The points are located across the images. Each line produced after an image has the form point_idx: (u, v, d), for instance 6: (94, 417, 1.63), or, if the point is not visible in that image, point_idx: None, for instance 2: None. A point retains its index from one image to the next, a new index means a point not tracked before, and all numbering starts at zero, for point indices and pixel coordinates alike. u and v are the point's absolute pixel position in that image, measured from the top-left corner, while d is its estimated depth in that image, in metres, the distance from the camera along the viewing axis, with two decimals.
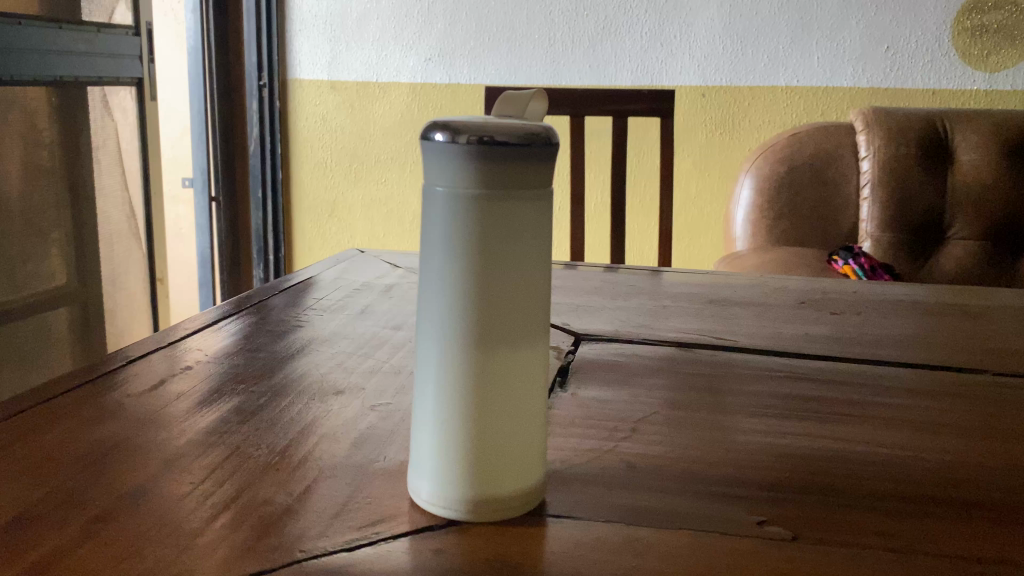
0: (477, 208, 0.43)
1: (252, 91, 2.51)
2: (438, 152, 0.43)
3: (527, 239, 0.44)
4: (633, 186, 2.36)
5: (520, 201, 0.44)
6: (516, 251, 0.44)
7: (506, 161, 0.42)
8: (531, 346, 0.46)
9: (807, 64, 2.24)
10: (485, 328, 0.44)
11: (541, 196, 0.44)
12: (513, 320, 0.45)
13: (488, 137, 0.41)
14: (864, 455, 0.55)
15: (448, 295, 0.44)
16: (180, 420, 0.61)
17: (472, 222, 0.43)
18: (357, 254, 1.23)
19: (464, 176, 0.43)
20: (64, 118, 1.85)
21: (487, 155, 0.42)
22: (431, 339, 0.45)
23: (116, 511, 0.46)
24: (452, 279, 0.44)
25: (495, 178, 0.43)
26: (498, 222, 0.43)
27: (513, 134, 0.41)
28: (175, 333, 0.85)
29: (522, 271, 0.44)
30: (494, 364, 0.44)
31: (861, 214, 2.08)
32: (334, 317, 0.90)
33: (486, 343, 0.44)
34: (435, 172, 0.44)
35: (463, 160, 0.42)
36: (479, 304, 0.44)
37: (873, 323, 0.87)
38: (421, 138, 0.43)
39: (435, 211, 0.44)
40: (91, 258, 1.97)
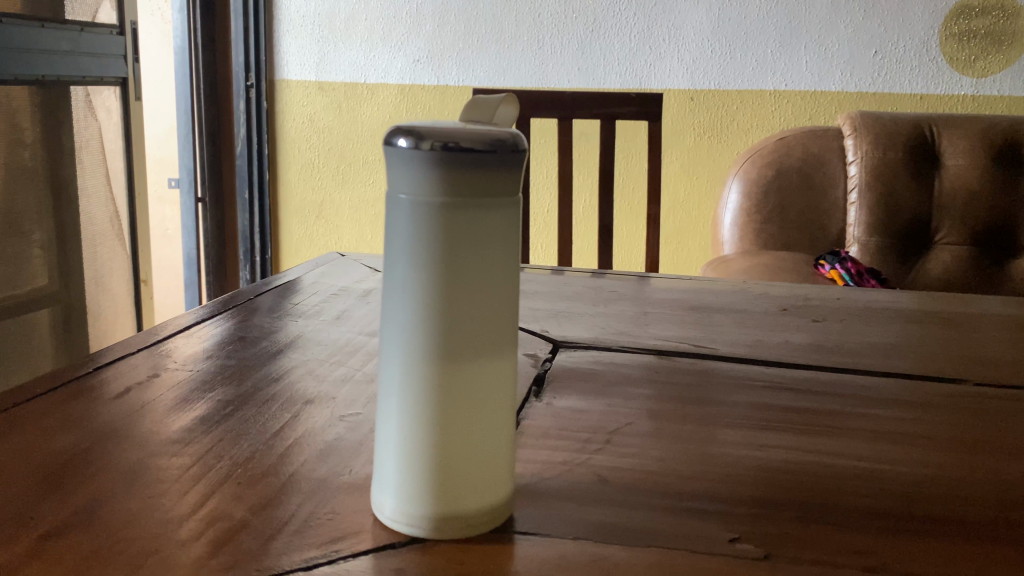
0: (440, 217, 0.42)
1: (239, 92, 2.49)
2: (401, 159, 0.41)
3: (493, 250, 0.43)
4: (621, 189, 2.35)
5: (486, 210, 0.42)
6: (481, 261, 0.43)
7: (472, 167, 0.41)
8: (498, 358, 0.44)
9: (796, 68, 2.23)
10: (450, 340, 0.43)
11: (507, 203, 0.43)
12: (479, 334, 0.43)
13: (453, 143, 0.40)
14: (841, 468, 0.54)
15: (411, 306, 0.43)
16: (145, 429, 0.60)
17: (435, 230, 0.42)
18: (339, 256, 1.22)
19: (428, 184, 0.42)
20: (46, 118, 1.83)
21: (452, 162, 0.40)
22: (394, 350, 0.44)
23: (67, 528, 0.45)
24: (415, 289, 0.43)
25: (459, 185, 0.41)
26: (462, 230, 0.42)
27: (479, 141, 0.40)
28: (151, 335, 0.84)
29: (488, 282, 0.43)
30: (458, 377, 0.43)
31: (848, 219, 2.07)
32: (312, 321, 0.89)
33: (451, 356, 0.43)
34: (398, 179, 0.43)
35: (427, 167, 0.41)
36: (442, 314, 0.43)
37: (856, 331, 0.86)
38: (385, 143, 0.42)
39: (398, 219, 0.43)
40: (74, 258, 1.95)
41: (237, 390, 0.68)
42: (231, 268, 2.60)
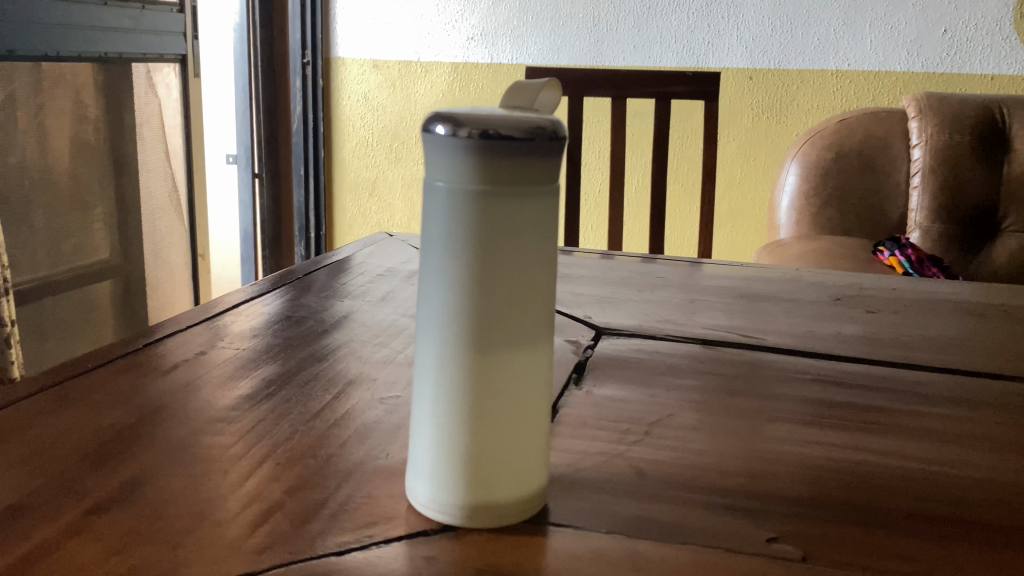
0: (477, 205, 0.41)
1: (296, 69, 2.51)
2: (438, 146, 0.41)
3: (531, 239, 0.43)
4: (675, 171, 2.31)
5: (524, 200, 0.42)
6: (517, 251, 0.42)
7: (510, 155, 0.40)
8: (534, 349, 0.44)
9: (859, 47, 2.17)
10: (485, 329, 0.43)
11: (545, 191, 0.42)
12: (515, 324, 0.43)
13: (491, 131, 0.39)
14: (886, 468, 0.53)
15: (446, 295, 0.43)
16: (191, 405, 0.61)
17: (471, 219, 0.42)
18: (386, 235, 1.22)
19: (465, 171, 0.41)
20: (108, 94, 1.87)
21: (490, 150, 0.40)
22: (429, 337, 0.44)
23: (109, 504, 0.46)
24: (451, 279, 0.43)
25: (496, 174, 0.41)
26: (498, 219, 0.42)
27: (517, 128, 0.40)
28: (206, 310, 0.86)
29: (524, 271, 0.43)
30: (492, 365, 0.43)
31: (911, 204, 2.01)
32: (359, 301, 0.90)
33: (486, 346, 0.43)
34: (435, 166, 0.42)
35: (464, 154, 0.41)
36: (478, 303, 0.42)
37: (911, 323, 0.84)
38: (422, 130, 0.42)
39: (435, 206, 0.43)
40: (135, 232, 1.99)
41: (284, 368, 0.69)
42: (286, 244, 2.64)
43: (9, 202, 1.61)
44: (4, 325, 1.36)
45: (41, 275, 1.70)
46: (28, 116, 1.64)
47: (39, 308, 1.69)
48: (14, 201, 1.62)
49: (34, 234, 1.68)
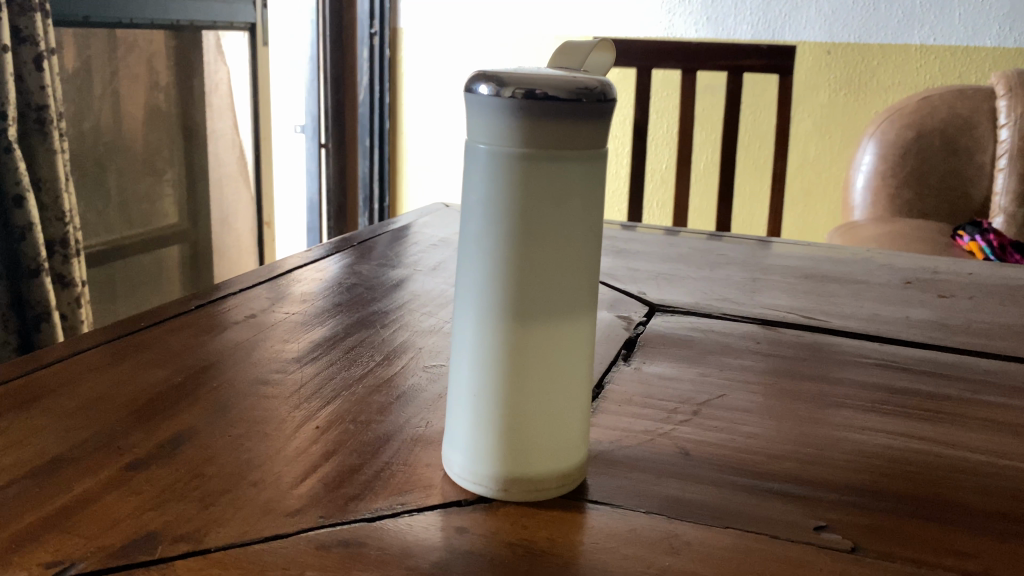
0: (520, 170, 0.40)
1: (363, 39, 2.50)
2: (480, 106, 0.39)
3: (573, 209, 0.41)
4: (745, 147, 2.25)
5: (568, 166, 0.40)
6: (557, 219, 0.40)
7: (555, 116, 0.38)
8: (574, 322, 0.42)
9: (947, 21, 2.07)
10: (525, 298, 0.41)
11: (590, 156, 0.40)
12: (555, 294, 0.41)
13: (537, 91, 0.37)
14: (949, 458, 0.49)
15: (485, 265, 0.42)
16: (241, 365, 0.61)
17: (512, 184, 0.40)
18: (443, 205, 1.21)
19: (507, 133, 0.39)
20: (178, 61, 1.90)
21: (535, 110, 0.38)
22: (466, 306, 0.43)
23: (150, 460, 0.46)
24: (492, 246, 0.41)
25: (538, 136, 0.39)
26: (539, 184, 0.40)
27: (563, 89, 0.38)
28: (268, 272, 0.86)
29: (566, 240, 0.41)
30: (528, 337, 0.41)
31: (995, 186, 1.96)
32: (413, 271, 0.89)
33: (525, 316, 0.41)
34: (477, 127, 0.41)
35: (508, 115, 0.39)
36: (517, 272, 0.41)
37: (987, 309, 0.79)
38: (466, 90, 0.40)
39: (476, 170, 0.41)
40: (202, 197, 2.04)
41: (335, 331, 0.69)
42: (350, 214, 2.63)
43: (84, 165, 1.66)
44: (74, 285, 1.41)
45: (111, 238, 1.76)
46: (103, 82, 1.68)
47: (110, 268, 1.74)
48: (88, 164, 1.67)
49: (106, 196, 1.73)
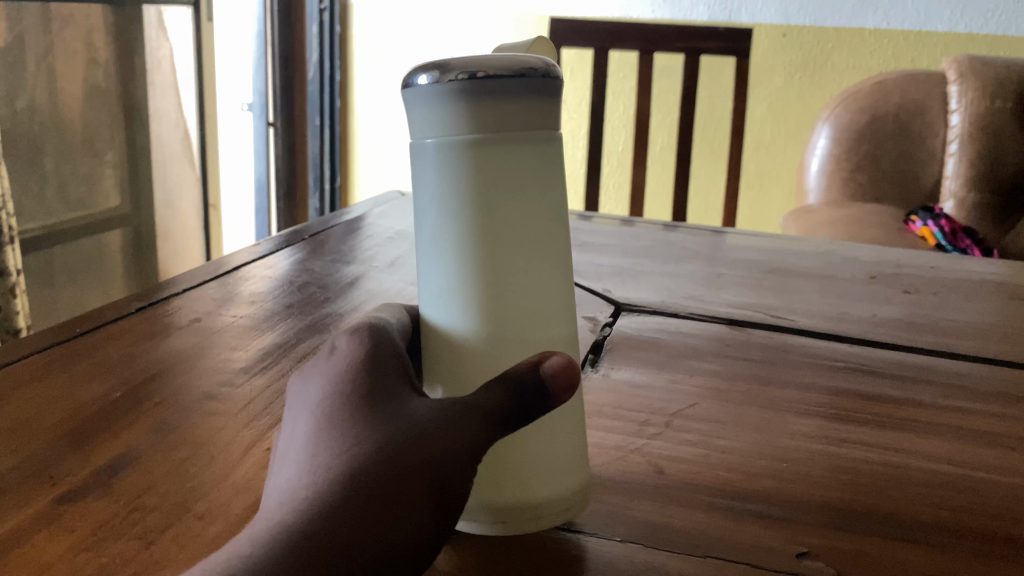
0: (473, 162, 0.37)
1: (313, 15, 2.43)
2: (420, 99, 0.36)
3: (539, 195, 0.38)
4: (701, 130, 2.24)
5: (524, 149, 0.37)
6: (524, 210, 0.38)
7: (503, 101, 0.35)
8: (552, 316, 0.39)
9: (900, 6, 2.09)
10: (498, 300, 0.38)
11: (544, 142, 0.37)
12: (530, 289, 0.38)
13: (480, 73, 0.34)
14: (925, 472, 0.48)
15: (453, 269, 0.38)
16: (186, 378, 0.57)
17: (469, 179, 0.37)
18: (398, 194, 1.17)
19: (451, 124, 0.36)
20: (118, 37, 1.81)
21: (480, 94, 0.35)
22: (435, 315, 0.40)
23: (86, 489, 0.43)
24: (453, 247, 0.38)
25: (487, 125, 0.36)
26: (496, 174, 0.37)
27: (508, 68, 0.34)
28: (214, 269, 0.82)
29: (534, 230, 0.38)
30: (514, 340, 0.39)
31: (946, 170, 1.99)
32: (366, 268, 0.85)
33: (499, 319, 0.38)
34: (418, 123, 0.37)
35: (452, 105, 0.35)
36: (485, 272, 0.38)
37: (951, 306, 0.79)
38: (405, 84, 0.37)
39: (425, 168, 0.38)
40: (146, 179, 1.96)
41: (285, 337, 0.65)
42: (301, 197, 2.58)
43: (18, 147, 1.57)
44: (9, 274, 1.34)
45: (50, 223, 1.68)
46: (37, 59, 1.59)
47: (48, 254, 1.67)
48: (23, 146, 1.58)
49: (44, 179, 1.65)
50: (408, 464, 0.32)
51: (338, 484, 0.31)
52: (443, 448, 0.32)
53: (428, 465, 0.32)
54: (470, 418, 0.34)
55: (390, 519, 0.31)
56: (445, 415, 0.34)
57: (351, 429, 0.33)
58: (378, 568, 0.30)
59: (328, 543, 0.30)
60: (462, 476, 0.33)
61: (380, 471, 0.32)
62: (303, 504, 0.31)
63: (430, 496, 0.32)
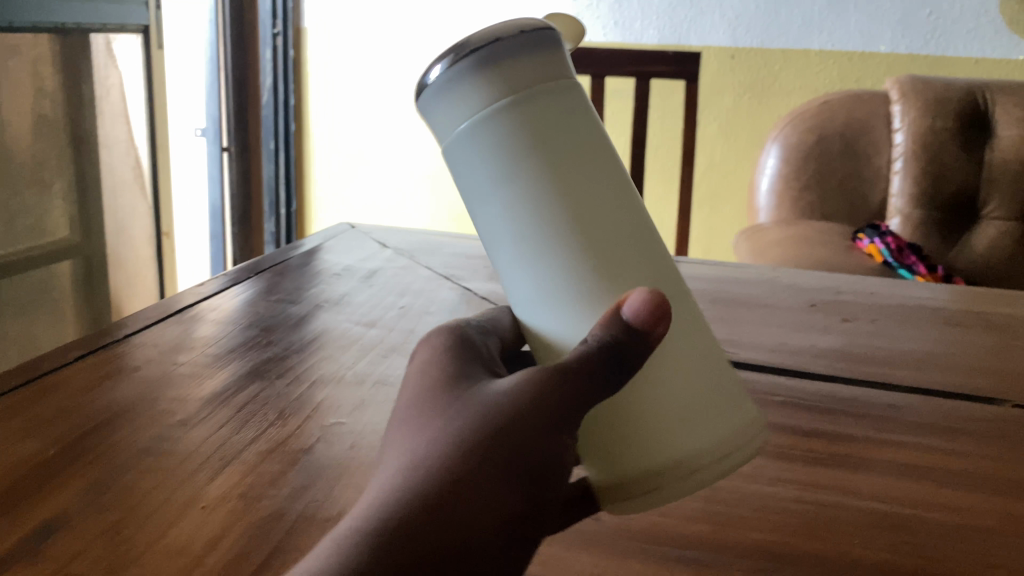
0: (522, 119, 0.40)
1: (267, 40, 2.41)
2: (445, 88, 0.41)
3: (591, 150, 0.42)
4: (654, 150, 2.27)
5: (560, 99, 0.41)
6: (580, 154, 0.41)
7: (521, 56, 0.40)
8: (642, 248, 0.42)
9: (844, 28, 2.14)
10: (590, 240, 0.41)
11: (571, 94, 0.42)
12: (613, 224, 0.41)
13: (492, 38, 0.40)
14: (857, 511, 0.49)
15: (540, 246, 0.42)
16: (123, 432, 0.56)
17: (521, 137, 0.41)
18: (349, 226, 1.16)
19: (483, 93, 0.40)
20: (64, 66, 1.78)
21: (499, 55, 0.40)
22: (536, 279, 0.42)
23: (12, 560, 0.42)
24: (529, 206, 0.41)
25: (517, 81, 0.40)
26: (545, 126, 0.41)
27: (511, 29, 0.40)
28: (161, 310, 0.81)
29: (595, 171, 0.42)
30: (612, 290, 0.41)
31: (892, 188, 2.02)
32: (319, 304, 0.84)
33: (595, 256, 0.41)
34: (449, 118, 0.42)
35: (477, 77, 0.40)
36: (569, 216, 0.41)
37: (889, 333, 0.81)
38: (425, 88, 0.42)
39: (469, 154, 0.42)
40: (95, 208, 1.93)
41: (232, 383, 0.65)
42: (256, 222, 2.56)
43: None
44: None
45: None
46: None
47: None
48: None
49: None
50: (500, 437, 0.37)
51: (440, 452, 0.37)
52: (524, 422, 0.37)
53: (522, 434, 0.37)
54: (562, 384, 0.38)
55: (487, 484, 0.36)
56: (530, 385, 0.38)
57: (455, 413, 0.39)
58: (479, 523, 0.35)
59: (440, 505, 0.35)
60: (547, 444, 0.38)
61: (478, 440, 0.37)
62: (407, 471, 0.37)
63: (523, 462, 0.37)
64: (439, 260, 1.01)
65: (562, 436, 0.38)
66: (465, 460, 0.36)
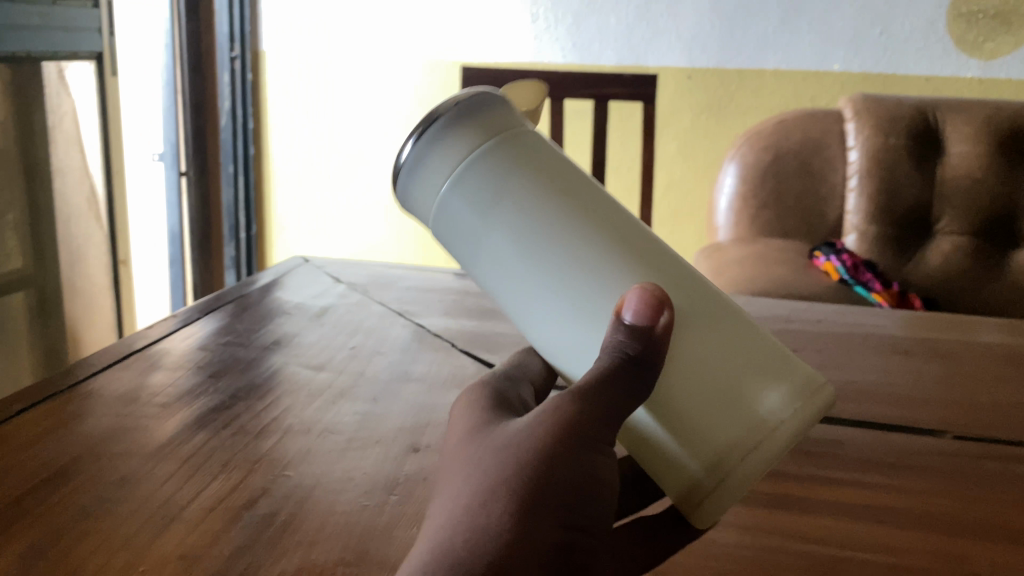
0: (497, 157, 0.47)
1: (224, 63, 2.39)
2: (421, 158, 0.48)
3: (559, 177, 0.47)
4: (614, 170, 2.29)
5: (523, 140, 0.48)
6: (556, 175, 0.47)
7: (477, 110, 0.48)
8: (638, 242, 0.47)
9: (797, 47, 2.17)
10: (591, 241, 0.46)
11: (529, 135, 0.49)
12: (605, 224, 0.46)
13: (447, 105, 0.48)
14: (796, 554, 0.50)
15: (549, 271, 0.46)
16: (61, 493, 0.55)
17: (502, 171, 0.46)
18: (302, 259, 1.16)
19: (456, 148, 0.47)
20: (15, 94, 1.71)
21: (459, 114, 0.47)
22: (554, 291, 0.46)
23: None
24: (530, 224, 0.46)
25: (482, 130, 0.47)
26: (520, 159, 0.47)
27: (462, 95, 0.48)
28: (108, 354, 0.80)
29: (573, 186, 0.47)
30: (622, 278, 0.45)
31: (847, 206, 2.02)
32: (273, 345, 0.84)
33: (601, 253, 0.45)
34: (430, 185, 0.48)
35: (446, 138, 0.47)
36: (566, 222, 0.46)
37: (836, 364, 0.82)
38: (403, 168, 0.48)
39: (457, 207, 0.47)
40: (48, 238, 1.87)
41: (180, 434, 0.64)
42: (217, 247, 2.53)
43: None
44: None
45: None
46: None
47: None
48: None
49: None
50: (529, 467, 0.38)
51: (483, 493, 0.38)
52: (559, 452, 0.39)
53: (559, 464, 0.38)
54: (586, 409, 0.40)
55: (525, 516, 0.37)
56: (559, 417, 0.40)
57: (491, 454, 0.40)
58: (531, 554, 0.36)
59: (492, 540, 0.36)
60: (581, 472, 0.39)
61: (518, 478, 0.38)
62: (456, 516, 0.38)
63: (564, 492, 0.38)
64: (393, 295, 1.01)
65: (597, 457, 0.40)
66: (504, 495, 0.37)
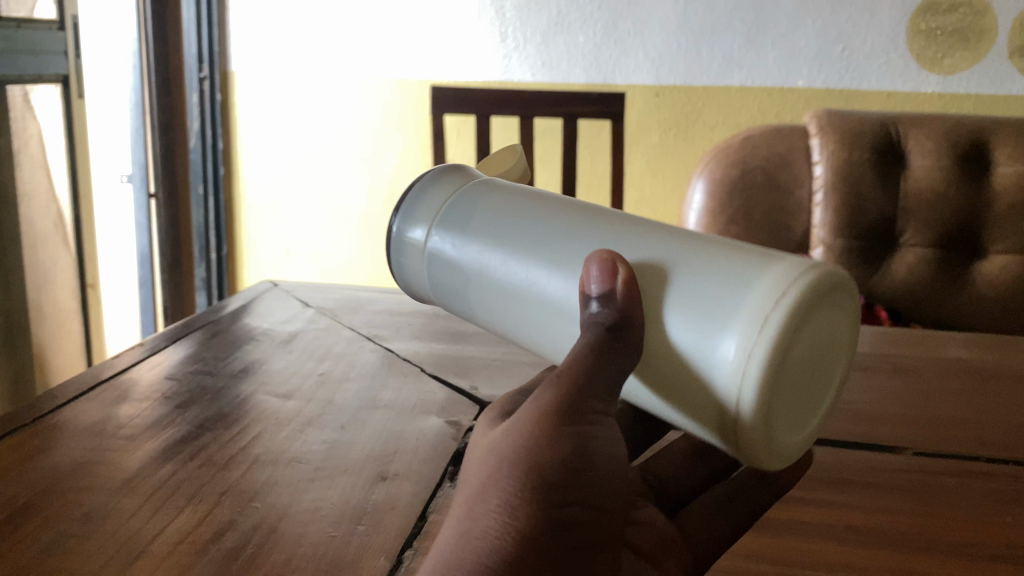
0: (465, 198, 0.60)
1: (193, 83, 2.38)
2: (410, 217, 0.63)
3: (519, 197, 0.58)
4: (584, 187, 2.31)
5: (485, 185, 0.62)
6: (515, 195, 0.58)
7: (444, 178, 0.64)
8: (595, 219, 0.54)
9: (762, 64, 2.20)
10: (551, 224, 0.54)
11: (490, 182, 0.62)
12: (561, 213, 0.55)
13: (422, 181, 0.64)
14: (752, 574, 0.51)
15: (514, 251, 0.54)
16: (23, 530, 0.55)
17: (471, 203, 0.59)
18: (271, 283, 1.16)
19: (433, 201, 0.62)
20: None
21: (430, 183, 0.64)
22: (526, 265, 0.53)
23: None
24: (498, 226, 0.56)
25: (451, 187, 0.62)
26: (484, 193, 0.60)
27: (432, 173, 0.65)
28: (74, 384, 0.79)
29: (533, 199, 0.58)
30: (578, 240, 0.52)
31: (814, 220, 2.05)
32: (243, 371, 0.84)
33: (560, 231, 0.53)
34: (420, 231, 0.62)
35: (424, 198, 0.63)
36: (528, 218, 0.55)
37: None
38: (396, 230, 0.64)
39: (442, 236, 0.59)
40: (14, 262, 1.84)
41: (147, 465, 0.64)
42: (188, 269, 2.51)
43: None
44: None
45: None
46: None
47: None
48: None
49: None
50: (525, 457, 0.39)
51: (493, 483, 0.39)
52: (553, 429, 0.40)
53: (557, 440, 0.40)
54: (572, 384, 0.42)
55: (531, 492, 0.38)
56: (549, 397, 0.42)
57: (499, 448, 0.42)
58: (546, 525, 0.37)
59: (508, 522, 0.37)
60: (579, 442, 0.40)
61: (522, 462, 0.39)
62: (470, 511, 0.39)
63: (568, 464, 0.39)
64: (362, 319, 1.01)
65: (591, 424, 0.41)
66: (511, 479, 0.39)
